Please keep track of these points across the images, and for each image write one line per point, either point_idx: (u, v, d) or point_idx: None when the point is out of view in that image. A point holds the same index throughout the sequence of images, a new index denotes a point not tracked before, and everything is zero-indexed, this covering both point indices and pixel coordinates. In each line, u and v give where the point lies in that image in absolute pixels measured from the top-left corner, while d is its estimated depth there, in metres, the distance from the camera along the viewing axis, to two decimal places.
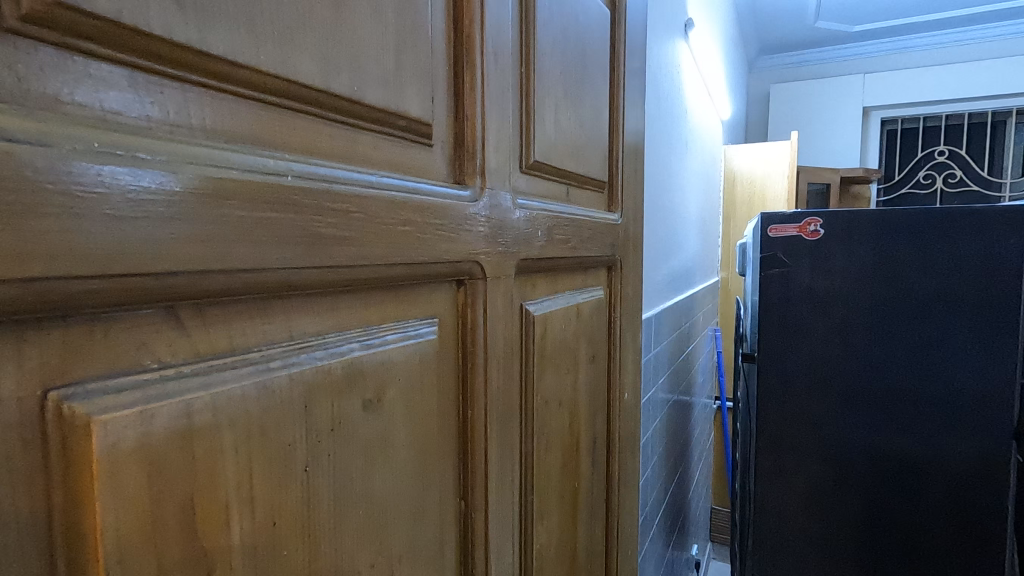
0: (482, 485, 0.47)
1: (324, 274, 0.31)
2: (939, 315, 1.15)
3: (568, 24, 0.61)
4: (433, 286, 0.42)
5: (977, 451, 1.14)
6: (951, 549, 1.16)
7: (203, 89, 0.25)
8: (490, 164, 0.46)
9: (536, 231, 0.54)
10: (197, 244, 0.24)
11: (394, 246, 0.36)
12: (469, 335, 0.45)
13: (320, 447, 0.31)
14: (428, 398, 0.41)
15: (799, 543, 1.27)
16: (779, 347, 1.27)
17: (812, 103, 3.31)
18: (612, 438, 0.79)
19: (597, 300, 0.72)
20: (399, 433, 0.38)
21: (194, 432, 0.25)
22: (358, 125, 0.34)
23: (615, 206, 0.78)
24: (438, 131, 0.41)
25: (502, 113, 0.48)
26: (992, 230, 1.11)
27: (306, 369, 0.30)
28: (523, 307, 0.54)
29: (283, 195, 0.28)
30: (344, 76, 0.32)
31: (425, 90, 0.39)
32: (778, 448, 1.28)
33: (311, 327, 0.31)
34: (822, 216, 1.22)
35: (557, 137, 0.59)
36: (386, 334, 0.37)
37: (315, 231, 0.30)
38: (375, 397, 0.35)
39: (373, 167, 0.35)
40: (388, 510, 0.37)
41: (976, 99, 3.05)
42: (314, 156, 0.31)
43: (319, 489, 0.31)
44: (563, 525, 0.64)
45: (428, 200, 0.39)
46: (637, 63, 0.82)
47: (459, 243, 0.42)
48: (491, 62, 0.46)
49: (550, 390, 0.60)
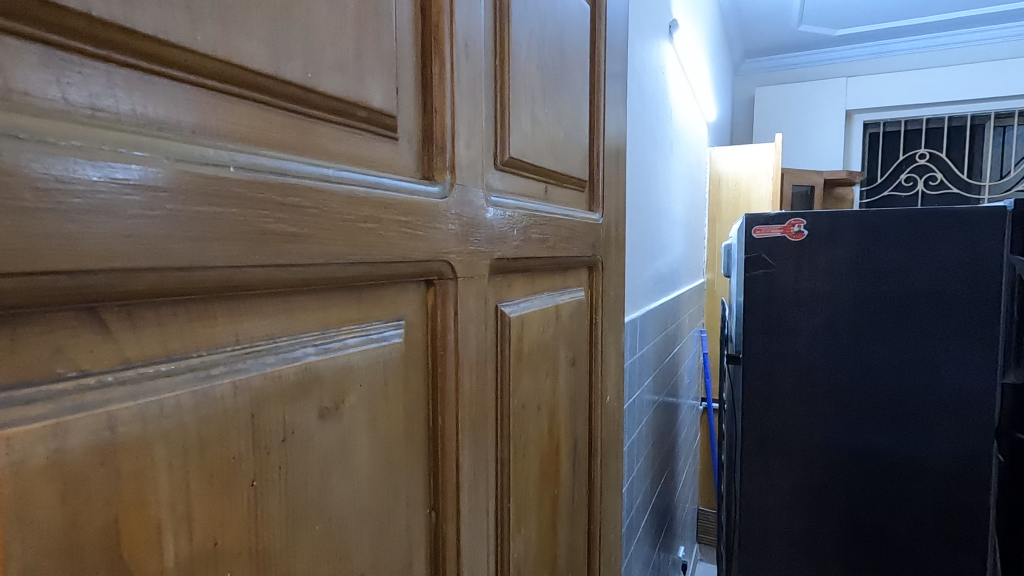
0: (455, 493, 0.45)
1: (273, 273, 0.29)
2: (921, 314, 1.15)
3: (545, 18, 0.59)
4: (399, 287, 0.39)
5: (959, 451, 1.14)
6: (935, 549, 1.16)
7: (131, 71, 0.23)
8: (461, 160, 0.44)
9: (511, 229, 0.52)
10: (120, 240, 0.22)
11: (354, 244, 0.33)
12: (439, 338, 0.43)
13: (269, 460, 0.29)
14: (393, 404, 0.39)
15: (784, 544, 1.26)
16: (764, 348, 1.26)
17: (796, 106, 3.35)
18: (595, 442, 0.77)
19: (578, 301, 0.71)
20: (361, 443, 0.36)
21: (118, 448, 0.23)
22: (314, 114, 0.32)
23: (597, 206, 0.76)
24: (404, 123, 0.39)
25: (475, 107, 0.46)
26: (973, 230, 1.11)
27: (253, 376, 0.28)
28: (499, 308, 0.52)
29: (224, 187, 0.26)
30: (296, 62, 0.30)
31: (388, 79, 0.37)
32: (764, 448, 1.28)
33: (260, 330, 0.29)
34: (806, 217, 1.22)
35: (535, 134, 0.58)
36: (346, 337, 0.35)
37: (262, 226, 0.28)
38: (334, 404, 0.33)
39: (331, 160, 0.33)
40: (350, 522, 0.35)
41: (956, 102, 3.09)
42: (262, 147, 0.29)
43: (269, 505, 0.29)
44: (544, 532, 0.63)
45: (392, 195, 0.37)
46: (619, 64, 0.81)
47: (427, 242, 0.40)
48: (462, 53, 0.44)
49: (528, 393, 0.58)
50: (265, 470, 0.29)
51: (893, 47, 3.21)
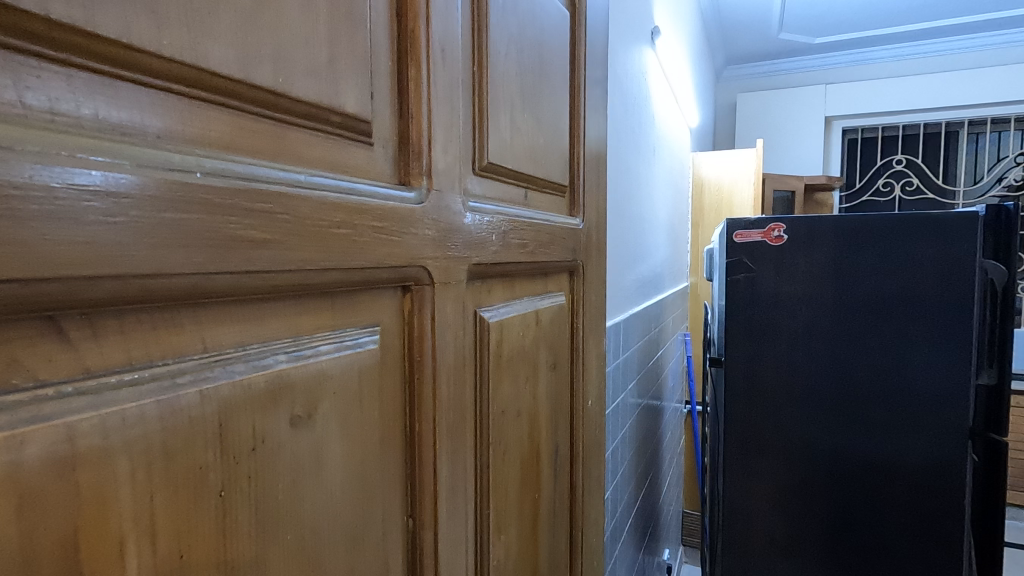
0: (432, 498, 0.45)
1: (241, 280, 0.28)
2: (897, 317, 1.17)
3: (524, 23, 0.59)
4: (375, 292, 0.39)
5: (934, 451, 1.16)
6: (912, 547, 1.18)
7: (91, 74, 0.23)
8: (438, 165, 0.44)
9: (490, 235, 0.52)
10: (79, 247, 0.21)
11: (326, 250, 0.33)
12: (415, 343, 0.43)
13: (238, 470, 0.29)
14: (367, 411, 0.38)
15: (765, 544, 1.28)
16: (745, 350, 1.28)
17: (777, 113, 3.41)
18: (576, 447, 0.77)
19: (558, 306, 0.71)
20: (334, 449, 0.35)
21: (78, 459, 0.22)
22: (286, 119, 0.32)
23: (577, 211, 0.77)
24: (379, 128, 0.39)
25: (452, 113, 0.46)
26: (948, 235, 1.13)
27: (221, 385, 0.28)
28: (478, 314, 0.52)
29: (190, 193, 0.25)
30: (266, 66, 0.30)
31: (362, 84, 0.37)
32: (746, 451, 1.29)
33: (229, 339, 0.29)
34: (786, 221, 1.24)
35: (513, 139, 0.58)
36: (319, 344, 0.34)
37: (230, 232, 0.27)
38: (306, 412, 0.33)
39: (303, 165, 0.33)
40: (323, 533, 0.34)
41: (931, 110, 3.16)
42: (230, 152, 0.28)
43: (239, 515, 0.29)
44: (525, 538, 0.63)
45: (367, 201, 0.36)
46: (599, 71, 0.81)
47: (403, 247, 0.40)
48: (438, 59, 0.44)
49: (508, 398, 0.58)
50: (233, 479, 0.28)
51: (869, 56, 3.28)
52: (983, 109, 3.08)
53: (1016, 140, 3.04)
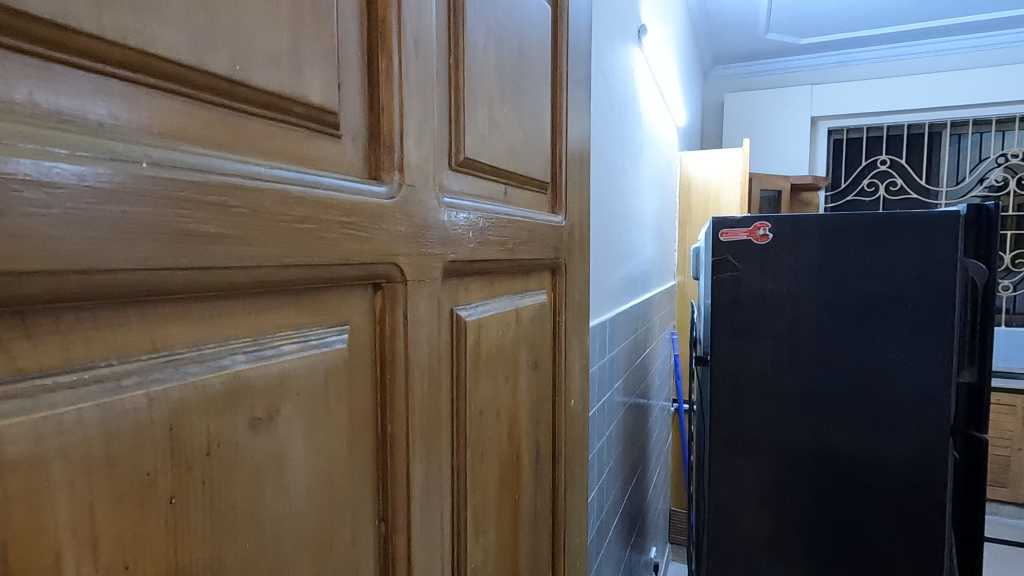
0: (405, 501, 0.44)
1: (194, 276, 0.27)
2: (881, 316, 1.18)
3: (502, 16, 0.58)
4: (344, 290, 0.38)
5: (917, 449, 1.16)
6: (895, 544, 1.19)
7: (22, 56, 0.21)
8: (410, 160, 0.43)
9: (467, 232, 0.51)
10: (6, 240, 0.20)
11: (287, 245, 0.32)
12: (387, 342, 0.42)
13: (191, 476, 0.27)
14: (334, 412, 0.37)
15: (751, 543, 1.28)
16: (731, 349, 1.28)
17: (764, 113, 3.43)
18: (558, 447, 0.77)
19: (539, 304, 0.70)
20: (298, 451, 0.34)
21: (6, 469, 0.21)
22: (245, 110, 0.30)
23: (559, 208, 0.76)
24: (348, 120, 0.38)
25: (426, 106, 0.45)
26: (931, 234, 1.13)
27: (172, 387, 0.26)
28: (454, 312, 0.51)
29: (133, 183, 0.24)
30: (221, 53, 0.29)
31: (329, 74, 0.36)
32: (731, 449, 1.30)
33: (182, 339, 0.27)
34: (770, 220, 1.24)
35: (492, 134, 0.57)
36: (282, 344, 0.33)
37: (181, 227, 0.26)
38: (266, 414, 0.32)
39: (263, 156, 0.31)
40: (286, 540, 0.33)
41: (915, 110, 3.19)
42: (182, 142, 0.27)
43: (192, 524, 0.28)
44: (504, 541, 0.62)
45: (334, 194, 0.35)
46: (582, 70, 0.81)
47: (373, 243, 0.39)
48: (411, 50, 0.43)
49: (486, 398, 0.57)
50: (186, 486, 0.27)
51: (854, 57, 3.31)
52: (965, 110, 3.11)
53: (996, 141, 3.08)
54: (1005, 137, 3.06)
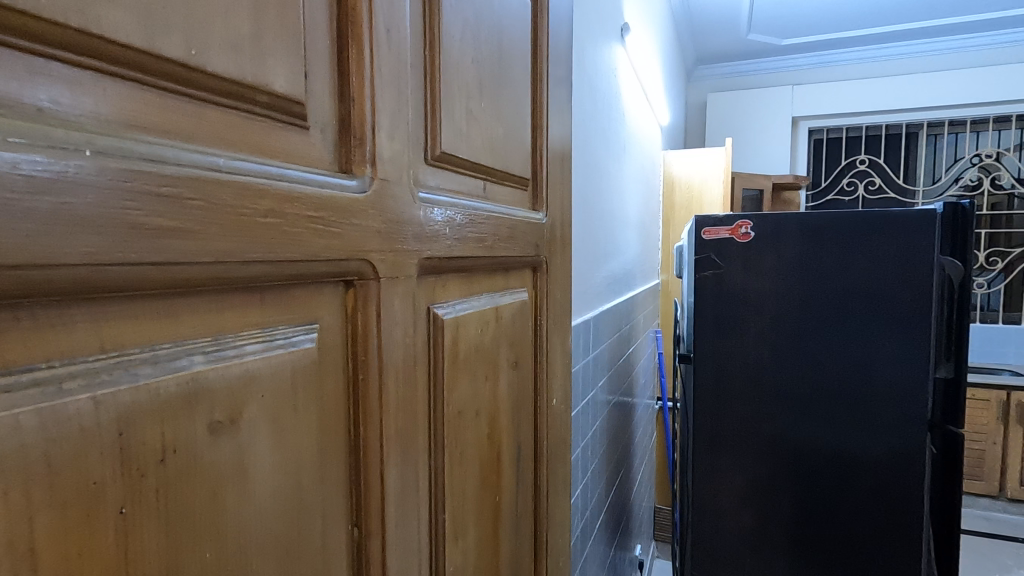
0: (379, 505, 0.42)
1: (145, 272, 0.25)
2: (860, 313, 1.19)
3: (481, 10, 0.57)
4: (314, 287, 0.37)
5: (895, 444, 1.18)
6: (875, 538, 1.20)
7: None
8: (383, 153, 0.42)
9: (444, 228, 0.50)
10: None
11: (249, 240, 0.30)
12: (359, 341, 0.40)
13: (143, 483, 0.26)
14: (302, 414, 0.36)
15: (734, 540, 1.29)
16: (714, 346, 1.29)
17: (746, 113, 3.46)
18: (540, 446, 0.76)
19: (520, 302, 0.69)
20: (262, 455, 0.33)
21: None
22: (203, 97, 0.29)
23: (540, 205, 0.75)
24: (316, 111, 0.36)
25: (400, 98, 0.44)
26: (909, 232, 1.14)
27: (122, 390, 0.25)
28: (431, 310, 0.50)
29: (75, 172, 0.22)
30: (176, 36, 0.27)
31: (295, 63, 0.34)
32: (715, 446, 1.30)
33: (133, 339, 0.26)
34: (752, 218, 1.25)
35: (470, 129, 0.55)
36: (245, 343, 0.31)
37: (130, 219, 0.24)
38: (228, 417, 0.30)
39: (222, 147, 0.30)
40: (251, 547, 0.32)
41: (894, 111, 3.24)
42: (132, 130, 0.25)
43: (147, 534, 0.26)
44: (484, 542, 0.61)
45: (301, 188, 0.34)
46: (564, 69, 0.80)
47: (344, 238, 0.37)
48: (383, 41, 0.41)
49: (465, 398, 0.56)
50: (138, 494, 0.26)
51: (834, 58, 3.35)
52: (941, 111, 3.17)
53: (971, 141, 3.14)
54: (979, 138, 3.13)
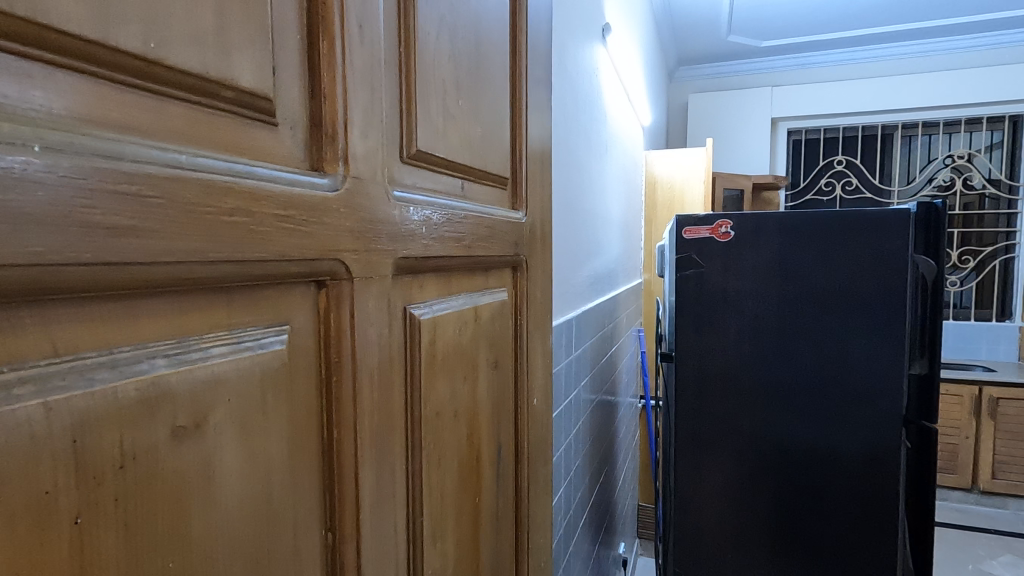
0: (354, 509, 0.42)
1: (102, 272, 0.24)
2: (837, 311, 1.20)
3: (457, 7, 0.57)
4: (284, 288, 0.36)
5: (872, 440, 1.19)
6: (852, 533, 1.22)
7: None
8: (356, 151, 0.41)
9: (420, 228, 0.49)
10: None
11: (214, 239, 0.29)
12: (332, 343, 0.40)
13: (100, 493, 0.25)
14: (272, 418, 0.35)
15: (715, 536, 1.30)
16: (695, 345, 1.30)
17: (726, 114, 3.50)
18: (521, 447, 0.75)
19: (499, 302, 0.69)
20: (230, 461, 0.32)
21: None
22: (164, 92, 0.28)
23: (520, 204, 0.74)
24: (285, 108, 0.36)
25: (373, 95, 0.43)
26: (885, 231, 1.16)
27: (77, 395, 0.24)
28: (407, 311, 0.49)
29: (23, 169, 0.22)
30: (134, 28, 0.26)
31: (262, 57, 0.34)
32: (697, 444, 1.31)
33: (88, 342, 0.25)
34: (733, 218, 1.26)
35: (447, 127, 0.55)
36: (210, 346, 0.31)
37: (84, 218, 0.24)
38: (192, 423, 0.29)
39: (186, 143, 0.29)
40: (219, 554, 0.31)
41: (870, 113, 3.30)
42: (88, 125, 0.24)
43: (105, 543, 0.25)
44: (463, 545, 0.60)
45: (269, 185, 0.33)
46: (542, 69, 0.80)
47: (315, 238, 0.36)
48: (356, 36, 0.41)
49: (443, 399, 0.55)
50: (95, 503, 0.25)
51: (811, 60, 3.40)
52: (915, 113, 3.24)
53: (944, 142, 3.20)
54: (952, 139, 3.19)
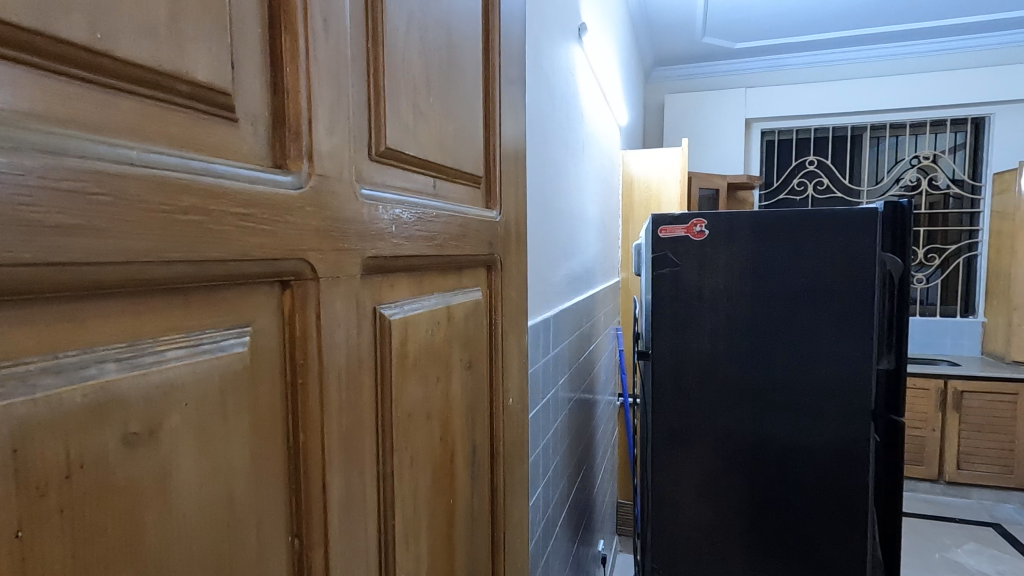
0: (322, 513, 0.41)
1: (44, 273, 0.23)
2: (808, 308, 1.22)
3: (427, 3, 0.56)
4: (246, 288, 0.35)
5: (842, 434, 1.22)
6: (824, 525, 1.24)
7: None
8: (321, 148, 0.40)
9: (390, 227, 0.49)
10: None
11: (167, 238, 0.28)
12: (297, 344, 0.39)
13: (43, 505, 0.24)
14: (233, 422, 0.34)
15: (692, 531, 1.32)
16: (671, 342, 1.31)
17: (702, 115, 3.55)
18: (496, 445, 0.75)
19: (473, 301, 0.68)
20: (187, 467, 0.31)
21: None
22: (112, 84, 0.27)
23: (494, 203, 0.74)
24: (245, 102, 0.35)
25: (339, 90, 0.42)
26: (853, 230, 1.19)
27: (17, 403, 0.23)
28: (377, 311, 0.48)
29: None
30: (77, 17, 0.25)
31: (219, 49, 0.32)
32: (673, 441, 1.32)
33: (29, 348, 0.24)
34: (707, 217, 1.27)
35: (417, 124, 0.54)
36: (165, 349, 0.29)
37: (22, 217, 0.23)
38: (145, 429, 0.28)
39: (137, 138, 0.28)
40: (176, 565, 0.30)
41: (839, 115, 3.38)
42: (26, 118, 0.23)
43: (49, 556, 0.24)
44: (437, 547, 0.59)
45: (228, 183, 0.32)
46: (516, 69, 0.79)
47: (278, 237, 0.36)
48: (320, 29, 0.40)
49: (415, 400, 0.54)
50: (38, 515, 0.24)
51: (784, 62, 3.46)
52: (883, 115, 3.32)
53: (910, 143, 3.30)
54: (918, 140, 3.29)
